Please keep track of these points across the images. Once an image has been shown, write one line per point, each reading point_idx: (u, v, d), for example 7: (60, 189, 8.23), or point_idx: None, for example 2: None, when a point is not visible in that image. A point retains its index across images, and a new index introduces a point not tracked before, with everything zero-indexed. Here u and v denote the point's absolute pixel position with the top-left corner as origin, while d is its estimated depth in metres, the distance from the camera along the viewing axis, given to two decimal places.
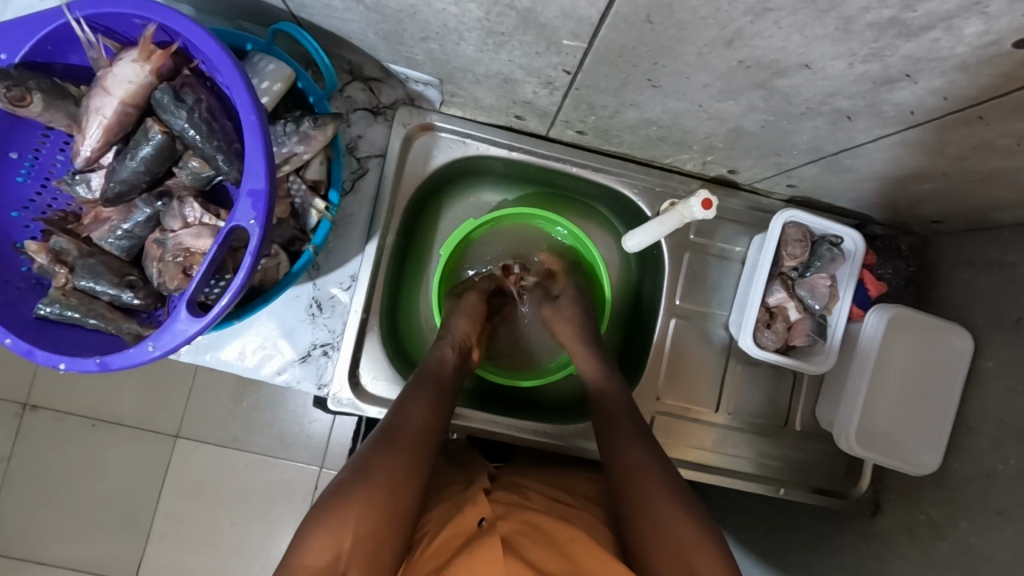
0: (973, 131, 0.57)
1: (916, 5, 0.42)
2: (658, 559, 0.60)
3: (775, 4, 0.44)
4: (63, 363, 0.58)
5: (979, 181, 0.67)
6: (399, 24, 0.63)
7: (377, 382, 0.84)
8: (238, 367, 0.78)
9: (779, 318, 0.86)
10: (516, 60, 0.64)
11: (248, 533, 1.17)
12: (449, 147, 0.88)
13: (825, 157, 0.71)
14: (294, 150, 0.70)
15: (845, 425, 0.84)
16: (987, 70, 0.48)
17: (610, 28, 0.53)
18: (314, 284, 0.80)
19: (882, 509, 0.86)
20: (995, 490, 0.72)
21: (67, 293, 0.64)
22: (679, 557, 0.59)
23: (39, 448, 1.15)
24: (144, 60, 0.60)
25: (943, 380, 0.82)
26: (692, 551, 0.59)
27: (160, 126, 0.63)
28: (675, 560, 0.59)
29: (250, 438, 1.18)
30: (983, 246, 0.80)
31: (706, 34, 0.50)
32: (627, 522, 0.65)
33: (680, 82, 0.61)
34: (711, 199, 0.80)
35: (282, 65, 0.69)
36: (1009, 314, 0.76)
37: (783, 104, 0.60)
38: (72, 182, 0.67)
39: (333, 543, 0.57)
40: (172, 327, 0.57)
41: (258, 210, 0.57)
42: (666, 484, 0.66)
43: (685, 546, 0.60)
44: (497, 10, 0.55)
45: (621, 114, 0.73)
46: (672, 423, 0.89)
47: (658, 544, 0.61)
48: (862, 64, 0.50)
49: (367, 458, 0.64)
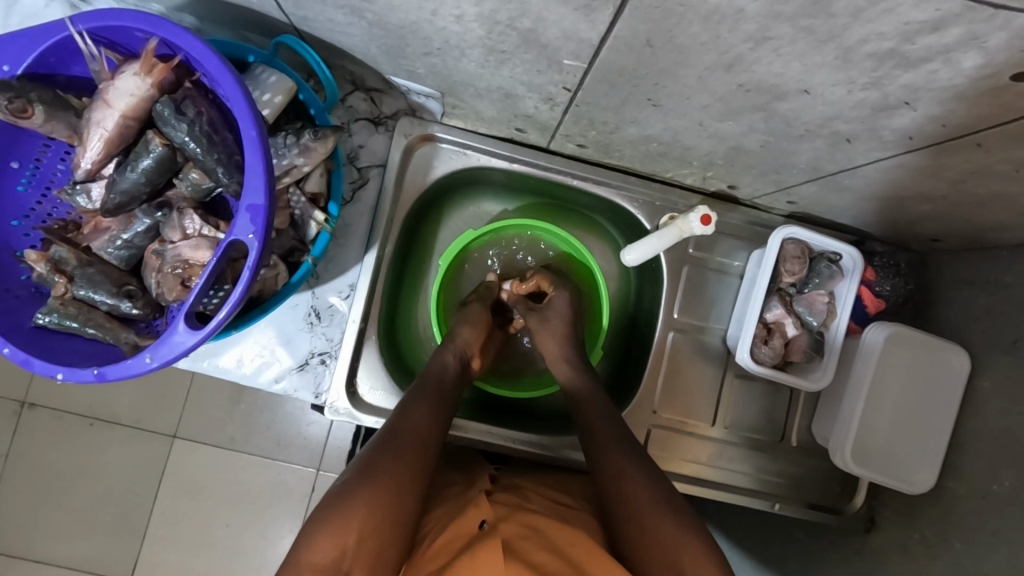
0: (971, 156, 0.57)
1: (915, 39, 0.42)
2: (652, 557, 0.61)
3: (775, 33, 0.45)
4: (61, 373, 0.58)
5: (978, 204, 0.67)
6: (401, 40, 0.63)
7: (374, 392, 0.84)
8: (236, 374, 0.78)
9: (776, 334, 0.86)
10: (517, 76, 0.64)
11: (245, 534, 1.17)
12: (449, 158, 0.88)
13: (824, 176, 0.71)
14: (294, 162, 0.70)
15: (840, 443, 0.84)
16: (987, 101, 0.48)
17: (611, 51, 0.53)
18: (313, 293, 0.81)
19: (877, 526, 0.86)
20: (989, 511, 0.72)
21: (66, 303, 0.64)
22: (667, 551, 0.60)
23: (36, 445, 1.15)
24: (146, 73, 0.60)
25: (938, 397, 0.82)
26: (683, 548, 0.60)
27: (161, 138, 0.64)
28: (669, 562, 0.59)
29: (248, 439, 1.18)
30: (980, 266, 0.80)
31: (706, 58, 0.51)
32: (620, 524, 0.65)
33: (681, 102, 0.61)
34: (710, 215, 0.81)
35: (284, 78, 0.69)
36: (1007, 335, 0.76)
37: (782, 126, 0.60)
38: (73, 192, 0.67)
39: (337, 541, 0.57)
40: (170, 339, 0.58)
41: (257, 224, 0.57)
42: (654, 487, 0.66)
43: (685, 550, 0.60)
44: (498, 29, 0.55)
45: (621, 130, 0.73)
46: (668, 436, 0.90)
47: (648, 546, 0.61)
48: (861, 92, 0.50)
49: (371, 461, 0.64)
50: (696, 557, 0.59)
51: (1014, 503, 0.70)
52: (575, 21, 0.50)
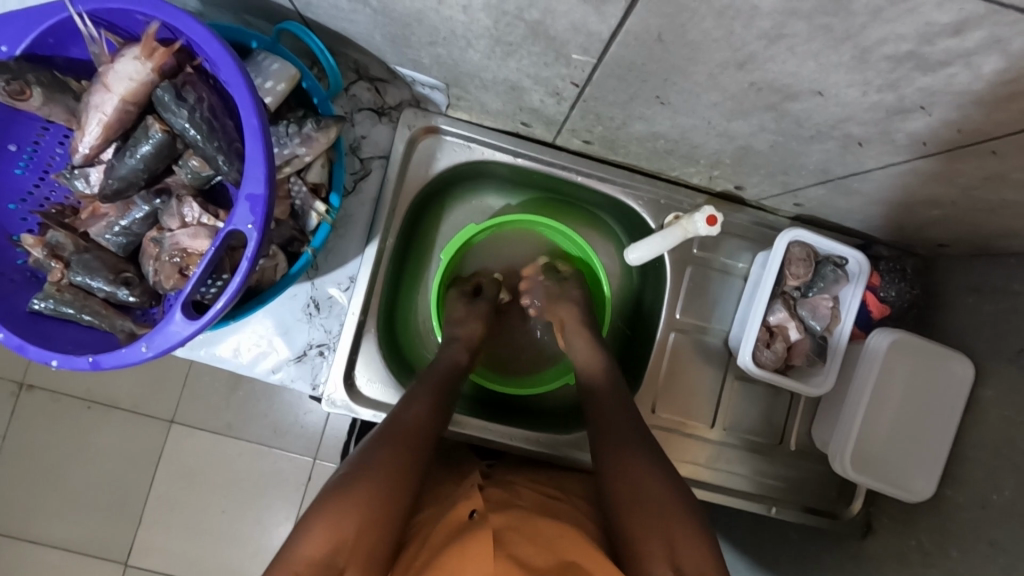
0: (985, 163, 0.56)
1: (934, 41, 0.41)
2: (656, 556, 0.60)
3: (790, 31, 0.43)
4: (55, 360, 0.58)
5: (990, 211, 0.66)
6: (406, 29, 0.62)
7: (372, 385, 0.83)
8: (233, 364, 0.77)
9: (778, 337, 0.85)
10: (524, 68, 0.63)
11: (240, 520, 1.17)
12: (454, 150, 0.86)
13: (833, 179, 0.70)
14: (295, 152, 0.69)
15: (840, 449, 0.84)
16: (1006, 108, 0.47)
17: (621, 46, 0.52)
18: (312, 283, 0.80)
19: (874, 531, 0.86)
20: (988, 521, 0.71)
21: (63, 289, 0.64)
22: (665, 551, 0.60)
23: (34, 428, 1.15)
24: (146, 57, 0.59)
25: (941, 404, 0.81)
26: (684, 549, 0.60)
27: (161, 123, 0.63)
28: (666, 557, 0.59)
29: (245, 426, 1.18)
30: (986, 274, 0.79)
31: (718, 56, 0.50)
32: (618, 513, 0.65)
33: (690, 99, 0.59)
34: (716, 215, 0.80)
35: (286, 65, 0.68)
36: (1012, 344, 0.75)
37: (793, 127, 0.59)
38: (71, 175, 0.67)
39: (334, 537, 0.57)
40: (165, 328, 0.57)
41: (256, 214, 0.56)
42: (666, 482, 0.66)
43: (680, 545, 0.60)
44: (505, 20, 0.54)
45: (629, 127, 0.72)
46: (667, 437, 0.89)
47: (642, 538, 0.61)
48: (876, 94, 0.49)
49: (370, 453, 0.64)
50: (697, 560, 0.59)
51: (1014, 513, 0.69)
52: (584, 14, 0.49)
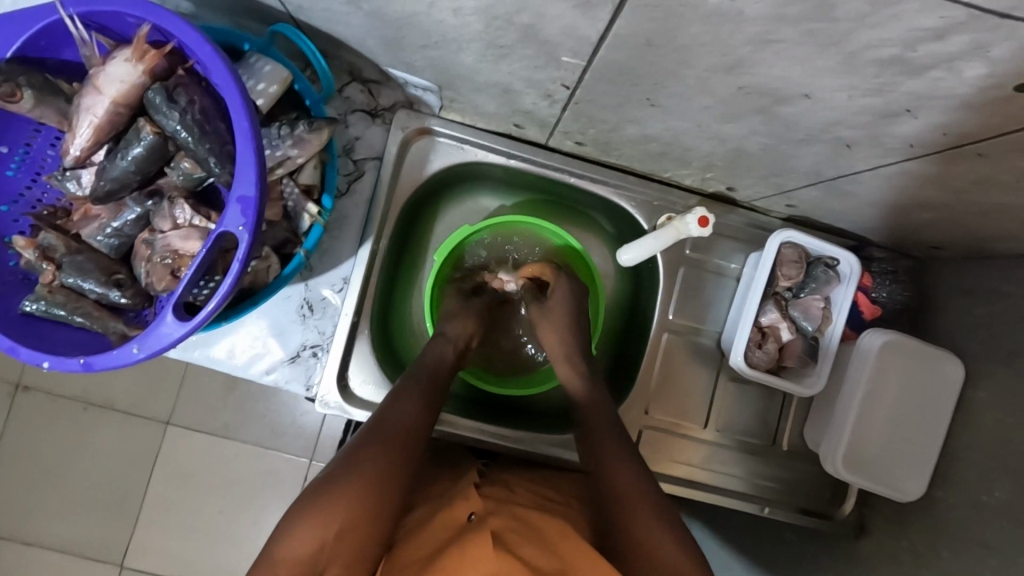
0: (974, 165, 0.56)
1: (918, 46, 0.41)
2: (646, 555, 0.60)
3: (778, 36, 0.44)
4: (47, 362, 0.58)
5: (981, 213, 0.66)
6: (399, 32, 0.62)
7: (365, 386, 0.83)
8: (227, 365, 0.77)
9: (770, 338, 0.85)
10: (516, 71, 0.63)
11: (236, 520, 1.17)
12: (447, 152, 0.87)
13: (824, 181, 0.71)
14: (287, 154, 0.69)
15: (831, 450, 0.84)
16: (992, 112, 0.47)
17: (611, 49, 0.53)
18: (305, 285, 0.80)
19: (867, 531, 0.86)
20: (980, 521, 0.72)
21: (54, 291, 0.64)
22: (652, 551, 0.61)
23: (29, 429, 1.15)
24: (136, 60, 0.60)
25: (933, 405, 0.82)
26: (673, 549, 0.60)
27: (152, 126, 0.63)
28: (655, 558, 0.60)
29: (241, 427, 1.18)
30: (978, 275, 0.80)
31: (708, 60, 0.50)
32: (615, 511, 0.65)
33: (681, 102, 0.60)
34: (707, 217, 0.81)
35: (278, 67, 0.68)
36: (1004, 345, 0.75)
37: (784, 129, 0.60)
38: (63, 178, 0.66)
39: (318, 534, 0.58)
40: (157, 330, 0.57)
41: (247, 216, 0.56)
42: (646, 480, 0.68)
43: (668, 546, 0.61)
44: (496, 23, 0.54)
45: (621, 129, 0.72)
46: (660, 438, 0.89)
47: (635, 536, 0.62)
48: (864, 98, 0.50)
49: (358, 449, 0.64)
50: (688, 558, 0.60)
51: (1006, 513, 0.69)
52: (574, 18, 0.49)
